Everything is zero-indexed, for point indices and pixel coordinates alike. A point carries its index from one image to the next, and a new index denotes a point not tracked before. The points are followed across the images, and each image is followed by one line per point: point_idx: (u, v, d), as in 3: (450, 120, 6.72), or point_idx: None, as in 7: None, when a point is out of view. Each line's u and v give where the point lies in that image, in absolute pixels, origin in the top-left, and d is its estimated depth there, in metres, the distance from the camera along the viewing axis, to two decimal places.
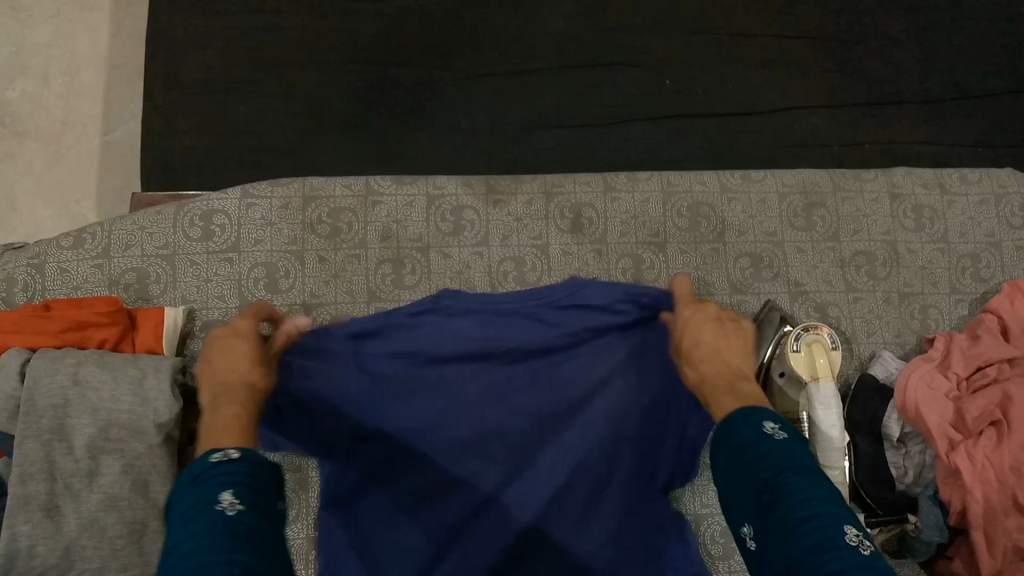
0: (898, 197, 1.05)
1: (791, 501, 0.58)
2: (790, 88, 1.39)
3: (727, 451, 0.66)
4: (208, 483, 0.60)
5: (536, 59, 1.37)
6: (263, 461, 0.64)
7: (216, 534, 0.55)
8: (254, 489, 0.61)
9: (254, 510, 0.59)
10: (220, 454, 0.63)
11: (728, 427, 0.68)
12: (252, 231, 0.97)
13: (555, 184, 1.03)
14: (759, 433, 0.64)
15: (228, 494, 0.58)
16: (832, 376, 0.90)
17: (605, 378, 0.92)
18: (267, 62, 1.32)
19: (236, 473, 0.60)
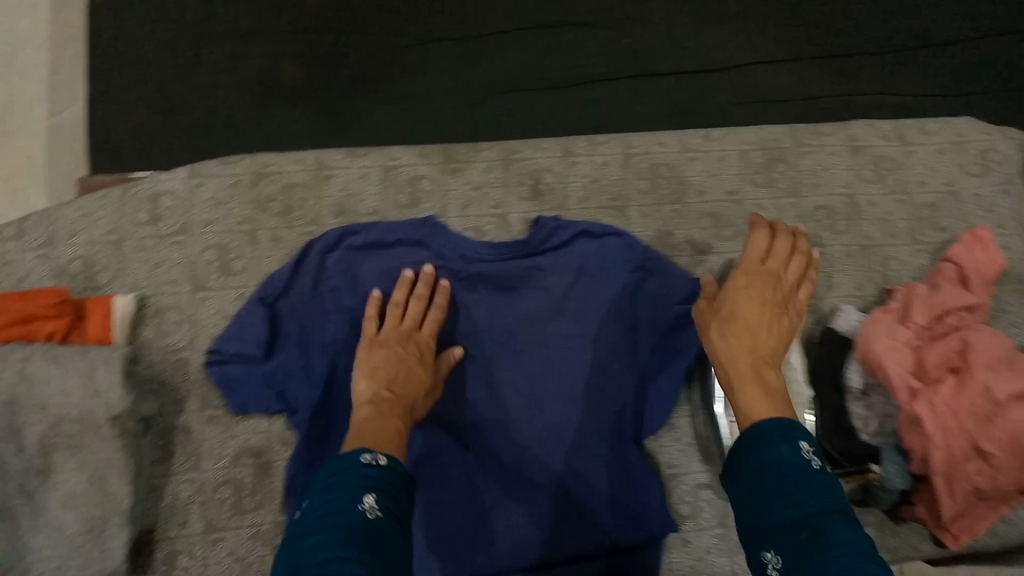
0: (858, 150, 1.05)
1: (830, 549, 0.55)
2: (752, 42, 1.37)
3: (757, 470, 0.64)
4: (354, 482, 0.63)
5: (491, 20, 1.34)
6: (404, 476, 0.67)
7: (356, 529, 0.58)
8: (392, 501, 0.64)
9: (392, 518, 0.61)
10: (368, 456, 0.66)
11: (760, 443, 0.66)
12: (201, 212, 0.94)
13: (514, 150, 1.01)
14: (798, 458, 0.63)
15: (371, 497, 0.61)
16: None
17: (573, 323, 0.96)
18: (210, 35, 1.28)
19: (379, 482, 0.64)
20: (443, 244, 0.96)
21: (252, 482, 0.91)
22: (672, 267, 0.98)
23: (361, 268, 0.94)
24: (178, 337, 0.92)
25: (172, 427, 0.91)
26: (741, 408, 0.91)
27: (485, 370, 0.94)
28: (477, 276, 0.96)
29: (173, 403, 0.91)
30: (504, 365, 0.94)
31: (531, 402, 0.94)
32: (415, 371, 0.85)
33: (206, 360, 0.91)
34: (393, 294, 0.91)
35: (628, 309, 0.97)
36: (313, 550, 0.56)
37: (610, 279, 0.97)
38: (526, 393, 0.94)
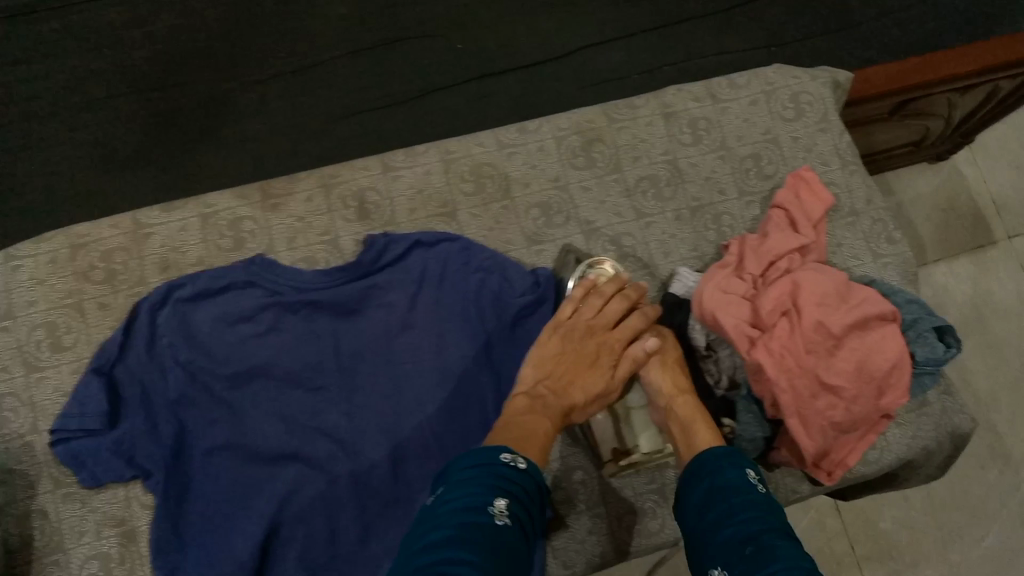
0: (671, 116, 1.07)
1: (769, 555, 0.59)
2: (580, 28, 1.41)
3: (707, 496, 0.70)
4: (492, 479, 0.66)
5: (324, 49, 1.36)
6: (536, 485, 0.70)
7: (482, 530, 0.60)
8: (521, 506, 0.66)
9: (519, 525, 0.63)
10: (507, 456, 0.69)
11: (710, 468, 0.73)
12: (23, 293, 0.93)
13: (333, 175, 1.02)
14: (747, 483, 0.69)
15: (501, 501, 0.63)
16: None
17: (421, 333, 0.97)
18: (41, 112, 1.28)
19: (513, 488, 0.66)
20: (275, 279, 0.96)
21: (119, 551, 0.89)
22: (509, 263, 0.99)
23: (194, 319, 0.94)
24: (20, 422, 0.91)
25: (28, 513, 0.89)
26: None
27: (338, 396, 0.94)
28: (315, 305, 0.96)
29: (25, 489, 0.90)
30: (358, 387, 0.94)
31: (389, 419, 0.93)
32: (591, 375, 0.86)
33: (50, 440, 0.90)
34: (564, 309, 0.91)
35: (473, 310, 0.97)
36: (435, 545, 0.58)
37: (451, 284, 0.99)
38: (385, 410, 0.93)
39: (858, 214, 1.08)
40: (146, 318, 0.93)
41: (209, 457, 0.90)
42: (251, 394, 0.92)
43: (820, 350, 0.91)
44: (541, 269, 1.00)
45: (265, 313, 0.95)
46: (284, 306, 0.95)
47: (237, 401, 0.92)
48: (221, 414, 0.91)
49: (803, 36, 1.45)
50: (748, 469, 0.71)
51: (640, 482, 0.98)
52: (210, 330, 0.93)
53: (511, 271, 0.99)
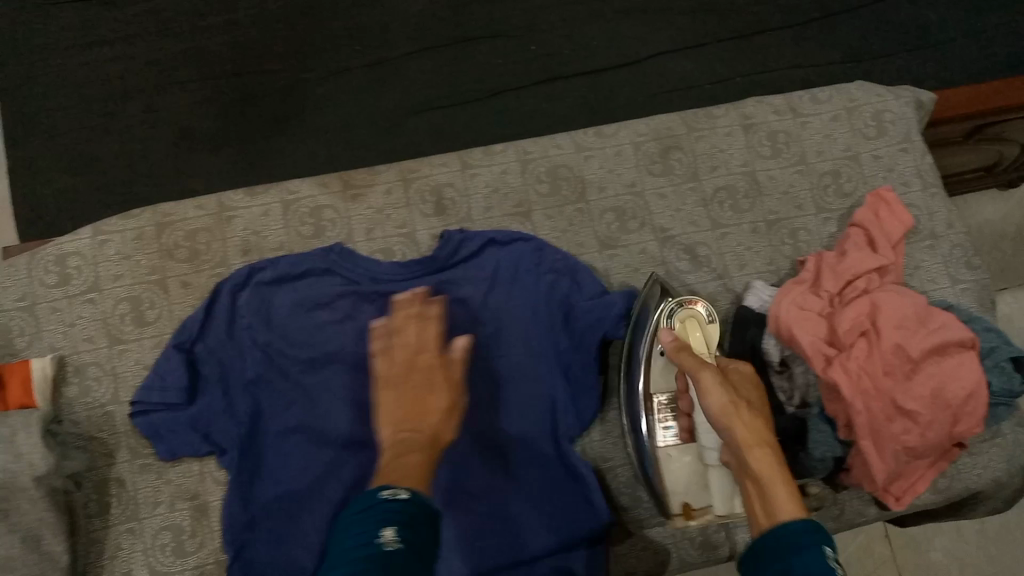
0: (751, 128, 1.06)
1: None
2: (655, 33, 1.41)
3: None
4: (383, 514, 0.61)
5: (398, 45, 1.37)
6: (430, 507, 0.65)
7: (372, 562, 0.55)
8: (413, 535, 0.60)
9: (414, 551, 0.59)
10: (390, 491, 0.64)
11: (784, 548, 0.61)
12: (110, 268, 0.95)
13: (412, 169, 1.03)
14: (823, 568, 0.57)
15: (390, 530, 0.59)
16: (705, 352, 0.91)
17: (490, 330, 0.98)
18: (123, 92, 1.32)
19: (405, 514, 0.61)
20: (353, 268, 0.97)
21: (191, 524, 0.92)
22: (582, 266, 0.99)
23: (272, 303, 0.95)
24: (101, 392, 0.93)
25: (105, 480, 0.92)
26: (667, 431, 0.92)
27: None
28: (390, 297, 0.97)
29: (103, 457, 0.92)
30: None
31: (457, 414, 0.94)
32: (433, 395, 0.77)
33: (130, 412, 0.92)
34: (394, 319, 0.81)
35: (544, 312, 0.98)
36: None
37: (523, 285, 0.99)
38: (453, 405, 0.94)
39: (938, 237, 1.06)
40: (229, 298, 0.95)
41: (281, 439, 0.91)
42: (324, 380, 0.93)
43: (897, 373, 0.91)
44: (624, 286, 0.99)
45: (340, 301, 0.96)
46: (360, 294, 0.97)
47: (311, 386, 0.93)
48: (295, 398, 0.92)
49: (879, 54, 1.43)
50: (826, 550, 0.59)
51: None
52: (288, 314, 0.95)
53: (585, 273, 0.99)
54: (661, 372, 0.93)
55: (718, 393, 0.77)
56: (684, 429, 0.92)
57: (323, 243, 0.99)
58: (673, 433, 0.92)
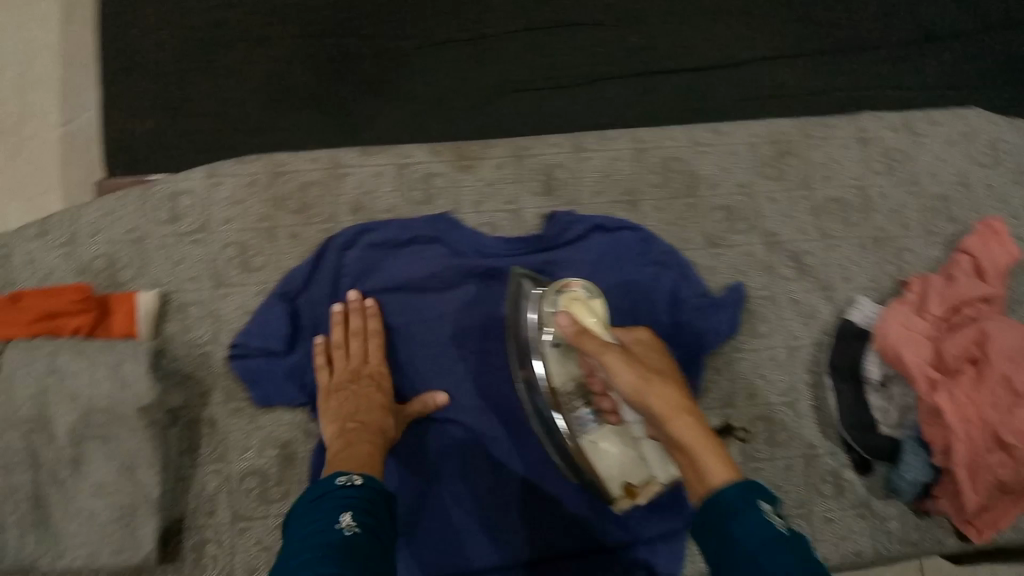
0: (867, 142, 1.06)
1: None
2: (755, 40, 1.36)
3: (724, 546, 0.59)
4: (336, 501, 0.69)
5: (497, 23, 1.33)
6: (380, 490, 0.73)
7: (333, 545, 0.62)
8: (369, 516, 0.69)
9: (369, 531, 0.66)
10: (342, 479, 0.72)
11: (722, 512, 0.61)
12: (221, 210, 0.96)
13: (525, 146, 1.02)
14: (762, 524, 0.58)
15: (347, 515, 0.67)
16: (604, 328, 0.84)
17: None
18: (218, 40, 1.28)
19: (355, 501, 0.69)
20: (460, 239, 0.97)
21: (278, 473, 0.92)
22: (690, 265, 0.99)
23: (377, 265, 0.96)
24: (202, 331, 0.93)
25: (198, 419, 0.92)
26: (585, 419, 0.87)
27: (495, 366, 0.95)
28: (494, 271, 0.97)
29: (197, 396, 0.93)
30: None
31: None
32: (369, 400, 0.87)
33: (229, 354, 0.93)
34: (333, 334, 0.91)
35: (647, 305, 0.97)
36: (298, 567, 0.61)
37: (627, 274, 0.98)
38: None
39: None
40: (338, 254, 0.95)
41: None
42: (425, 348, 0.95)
43: (1004, 404, 0.87)
44: (734, 285, 0.99)
45: (446, 271, 0.96)
46: (466, 265, 0.96)
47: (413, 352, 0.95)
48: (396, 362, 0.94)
49: (982, 85, 1.41)
50: (762, 506, 0.60)
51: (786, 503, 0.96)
52: (394, 278, 0.95)
53: (691, 271, 0.99)
54: (557, 362, 0.88)
55: (629, 370, 0.73)
56: (603, 412, 0.87)
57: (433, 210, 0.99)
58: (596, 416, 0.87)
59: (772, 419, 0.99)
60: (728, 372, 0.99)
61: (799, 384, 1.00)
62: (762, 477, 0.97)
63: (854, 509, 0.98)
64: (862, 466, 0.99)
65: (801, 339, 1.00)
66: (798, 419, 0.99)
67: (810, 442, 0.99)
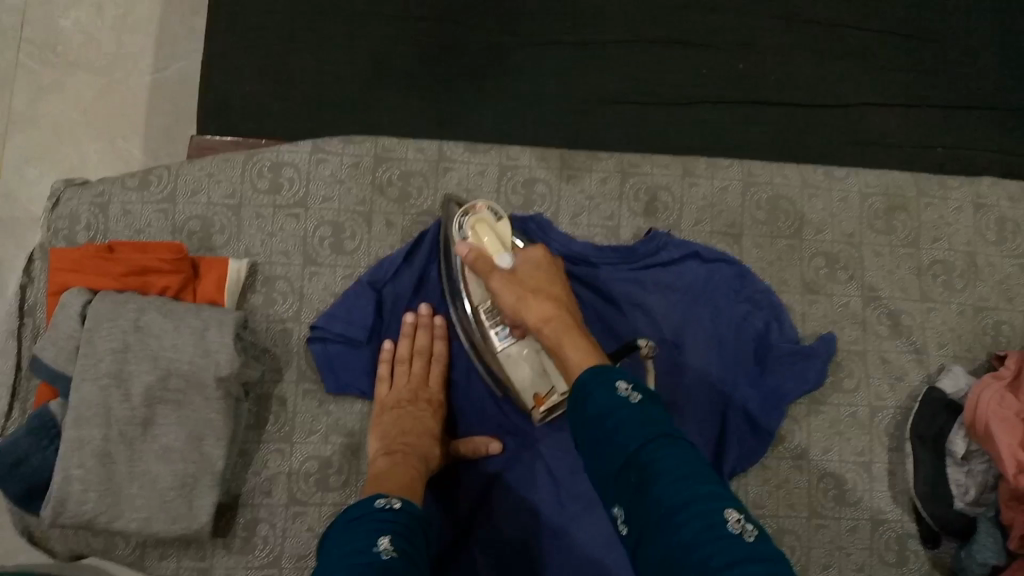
0: (981, 208, 1.02)
1: (662, 481, 0.55)
2: (862, 83, 1.35)
3: (587, 424, 0.64)
4: (374, 524, 0.65)
5: (608, 33, 1.33)
6: (419, 516, 0.69)
7: (369, 566, 0.58)
8: (408, 541, 0.65)
9: (410, 556, 0.62)
10: (381, 501, 0.70)
11: (584, 395, 0.66)
12: (321, 188, 0.94)
13: (632, 163, 1.00)
14: (615, 400, 0.62)
15: (386, 540, 0.63)
16: (508, 247, 0.85)
17: (668, 338, 0.94)
18: (330, 12, 1.28)
19: (394, 524, 0.66)
20: (550, 241, 0.96)
21: (339, 460, 0.91)
22: (784, 308, 0.96)
23: None
24: (284, 307, 0.92)
25: (268, 395, 0.91)
26: (502, 333, 0.86)
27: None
28: (580, 279, 0.95)
29: (271, 372, 0.92)
30: None
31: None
32: (420, 422, 0.86)
33: (309, 335, 0.91)
34: (399, 347, 0.91)
35: (734, 343, 0.95)
36: None
37: (717, 308, 0.95)
38: None
39: None
40: (430, 248, 0.93)
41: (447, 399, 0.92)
42: None
43: None
44: (826, 334, 0.95)
45: None
46: None
47: None
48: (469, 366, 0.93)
49: None
50: (615, 383, 0.64)
51: (849, 566, 0.93)
52: None
53: (786, 314, 0.96)
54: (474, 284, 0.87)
55: (506, 291, 0.81)
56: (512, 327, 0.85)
57: (531, 212, 0.98)
58: (506, 332, 0.86)
59: (845, 477, 0.95)
60: (806, 425, 0.95)
61: (876, 444, 0.96)
62: (827, 536, 0.93)
63: None
64: (931, 539, 0.94)
65: (886, 400, 0.97)
66: (872, 481, 0.95)
67: (879, 507, 0.95)
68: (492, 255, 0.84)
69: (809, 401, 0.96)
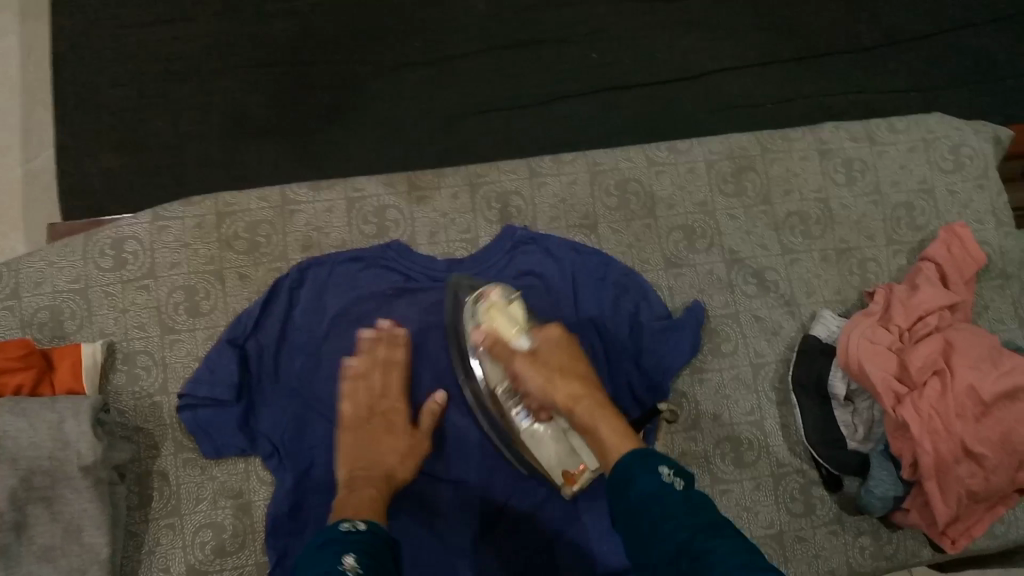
0: (826, 153, 1.05)
1: (713, 557, 0.57)
2: (716, 49, 1.33)
3: (631, 511, 0.66)
4: (341, 546, 0.64)
5: (459, 45, 1.30)
6: (384, 537, 0.69)
7: None
8: (371, 559, 0.65)
9: (373, 574, 0.62)
10: (347, 524, 0.69)
11: (627, 479, 0.69)
12: (167, 255, 0.94)
13: (479, 173, 1.00)
14: (661, 485, 0.66)
15: (350, 557, 0.63)
16: (524, 327, 0.86)
17: None
18: (174, 75, 1.24)
19: (360, 543, 0.66)
20: (408, 264, 0.96)
21: (233, 523, 0.89)
22: (649, 286, 0.97)
23: (327, 302, 0.94)
24: (150, 380, 0.91)
25: (148, 472, 0.89)
26: (521, 414, 0.85)
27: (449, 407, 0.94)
28: (447, 295, 0.96)
29: (148, 449, 0.90)
30: None
31: None
32: (385, 446, 0.86)
33: (177, 404, 0.90)
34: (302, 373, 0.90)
35: (611, 327, 0.95)
36: None
37: (586, 297, 0.96)
38: None
39: (1010, 277, 1.04)
40: (288, 292, 0.93)
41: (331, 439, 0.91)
42: None
43: (968, 414, 0.86)
44: (693, 303, 0.97)
45: (396, 300, 0.95)
46: (415, 293, 0.96)
47: None
48: None
49: (957, 86, 1.36)
50: (659, 469, 0.67)
51: (758, 526, 0.94)
52: (345, 310, 0.94)
53: (652, 290, 0.97)
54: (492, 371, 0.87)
55: (532, 373, 0.82)
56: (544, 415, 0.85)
57: (389, 237, 0.98)
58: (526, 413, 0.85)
59: (741, 439, 0.96)
60: (693, 396, 0.96)
61: (765, 402, 0.97)
62: (733, 501, 0.94)
63: (828, 528, 0.95)
64: (833, 483, 0.95)
65: (765, 355, 0.98)
66: (767, 438, 0.96)
67: (779, 462, 0.96)
68: (509, 338, 0.85)
69: (692, 371, 0.97)
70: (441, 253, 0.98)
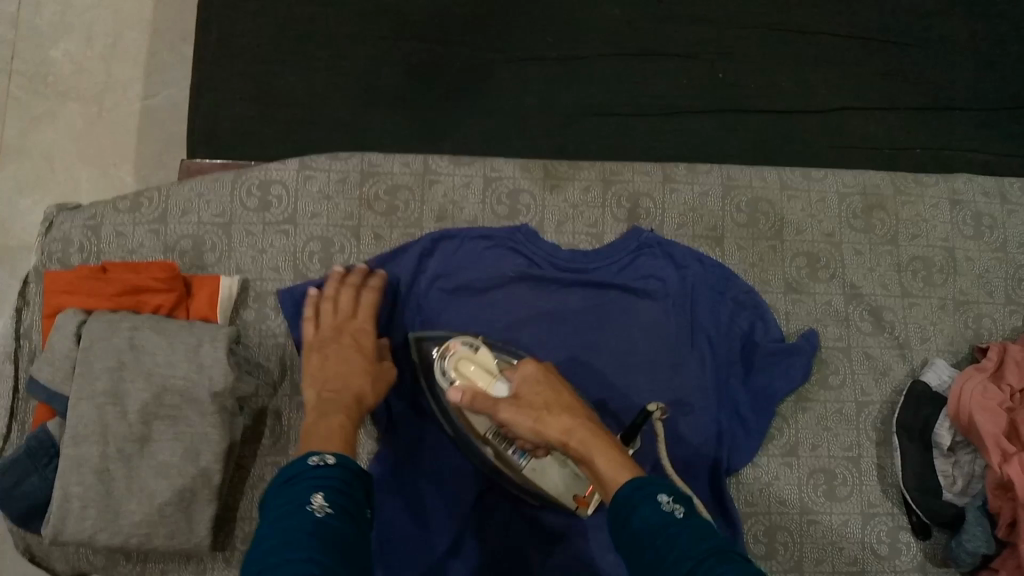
0: (957, 204, 1.05)
1: None
2: (845, 86, 1.32)
3: (631, 542, 0.61)
4: (307, 484, 0.62)
5: (588, 43, 1.30)
6: (354, 470, 0.67)
7: (316, 532, 0.56)
8: (343, 497, 0.62)
9: (342, 515, 0.60)
10: (315, 458, 0.66)
11: (626, 511, 0.63)
12: (309, 204, 0.97)
13: (614, 171, 1.02)
14: (664, 515, 0.60)
15: (319, 495, 0.60)
16: (498, 372, 0.79)
17: (659, 337, 0.95)
18: (312, 35, 1.27)
19: (330, 479, 0.63)
20: (533, 248, 0.97)
21: None
22: (767, 308, 0.98)
23: (450, 273, 0.96)
24: (277, 321, 0.94)
25: (262, 410, 0.92)
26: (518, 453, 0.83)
27: None
28: (567, 284, 0.97)
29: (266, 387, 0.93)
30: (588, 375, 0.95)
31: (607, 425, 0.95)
32: (349, 365, 0.84)
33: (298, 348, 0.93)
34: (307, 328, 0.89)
35: (722, 342, 0.97)
36: (266, 557, 0.54)
37: (703, 308, 0.97)
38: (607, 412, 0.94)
39: None
40: (416, 258, 0.96)
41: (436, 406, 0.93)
42: None
43: None
44: (810, 332, 0.98)
45: (516, 281, 0.96)
46: (537, 277, 0.97)
47: None
48: None
49: None
50: (659, 497, 0.62)
51: (841, 561, 0.94)
52: (466, 283, 0.96)
53: (769, 313, 0.98)
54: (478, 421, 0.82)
55: (519, 418, 0.74)
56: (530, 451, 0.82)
57: (521, 220, 1.00)
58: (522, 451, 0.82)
59: (835, 473, 0.96)
60: (795, 422, 0.97)
61: (864, 439, 0.98)
62: (820, 531, 0.94)
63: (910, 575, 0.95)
64: (921, 530, 0.95)
65: (871, 395, 0.99)
66: (861, 476, 0.97)
67: (869, 501, 0.96)
68: (485, 389, 0.78)
69: (796, 397, 0.98)
70: (568, 242, 1.00)
